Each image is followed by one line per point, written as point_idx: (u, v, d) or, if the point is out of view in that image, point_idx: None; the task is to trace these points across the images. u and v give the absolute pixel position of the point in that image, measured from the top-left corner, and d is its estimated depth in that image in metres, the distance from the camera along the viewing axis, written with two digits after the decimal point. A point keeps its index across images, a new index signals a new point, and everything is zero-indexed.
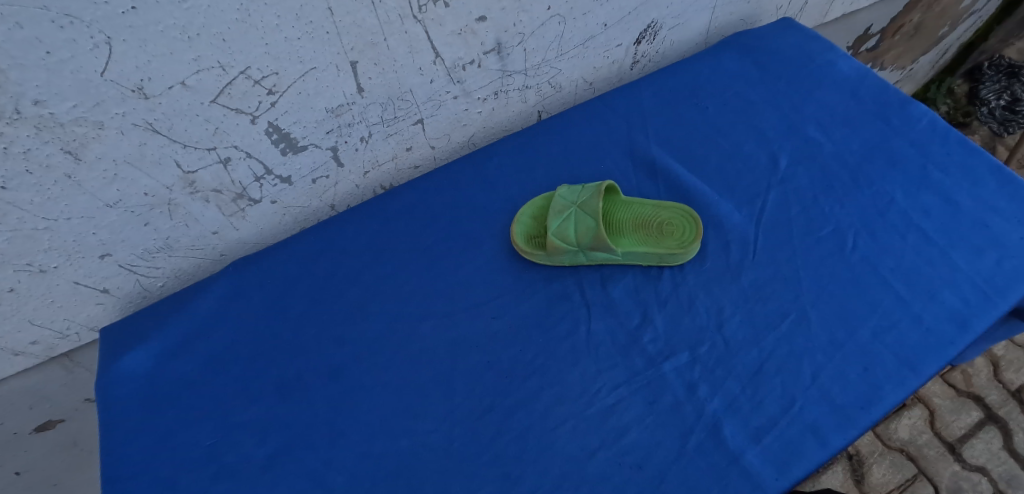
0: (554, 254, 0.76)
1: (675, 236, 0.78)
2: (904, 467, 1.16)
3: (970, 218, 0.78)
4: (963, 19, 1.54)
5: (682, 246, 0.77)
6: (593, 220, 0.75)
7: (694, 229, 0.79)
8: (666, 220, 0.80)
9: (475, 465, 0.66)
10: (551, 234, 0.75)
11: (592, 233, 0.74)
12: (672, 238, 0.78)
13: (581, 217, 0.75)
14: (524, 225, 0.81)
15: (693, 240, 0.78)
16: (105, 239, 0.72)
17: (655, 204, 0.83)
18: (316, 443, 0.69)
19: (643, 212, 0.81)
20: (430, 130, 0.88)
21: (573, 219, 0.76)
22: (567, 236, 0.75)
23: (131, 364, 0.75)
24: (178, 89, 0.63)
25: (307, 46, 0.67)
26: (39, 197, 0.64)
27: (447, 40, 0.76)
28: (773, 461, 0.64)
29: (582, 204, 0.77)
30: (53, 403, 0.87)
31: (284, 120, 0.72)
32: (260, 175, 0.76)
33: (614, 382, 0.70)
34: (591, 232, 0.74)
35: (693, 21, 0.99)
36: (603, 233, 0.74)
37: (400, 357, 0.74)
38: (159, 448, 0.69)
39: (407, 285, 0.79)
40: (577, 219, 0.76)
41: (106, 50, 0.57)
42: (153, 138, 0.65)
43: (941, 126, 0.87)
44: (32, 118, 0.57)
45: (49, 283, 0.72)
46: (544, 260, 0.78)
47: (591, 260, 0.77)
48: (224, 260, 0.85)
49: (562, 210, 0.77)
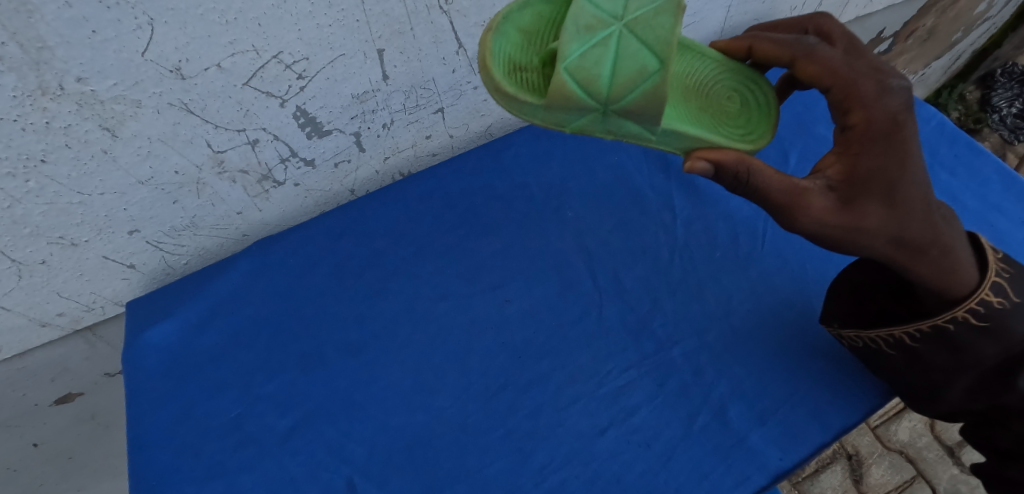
0: (556, 108, 0.57)
1: (709, 115, 0.67)
2: (903, 468, 1.18)
3: (974, 218, 0.81)
4: (977, 25, 1.56)
5: (709, 51, 0.71)
6: (633, 57, 0.55)
7: (746, 69, 0.73)
8: (699, 94, 0.68)
9: (491, 439, 0.69)
10: (567, 62, 0.55)
11: (647, 78, 0.56)
12: (705, 115, 0.67)
13: (615, 47, 0.56)
14: (508, 48, 0.61)
15: (728, 126, 0.67)
16: (135, 214, 0.75)
17: (692, 73, 0.69)
18: (336, 417, 0.71)
19: (676, 74, 0.68)
20: (449, 119, 0.90)
21: (604, 48, 0.55)
22: (601, 69, 0.55)
23: (156, 335, 0.78)
24: (214, 71, 0.65)
25: (337, 33, 0.69)
26: (75, 173, 0.66)
27: (471, 32, 0.79)
28: (776, 442, 0.67)
29: (630, 25, 0.56)
30: (75, 376, 0.91)
31: (311, 104, 0.75)
32: (285, 157, 0.79)
33: (625, 364, 0.72)
34: (641, 82, 0.56)
35: (709, 19, 1.01)
36: (665, 82, 0.55)
37: (417, 334, 0.76)
38: (184, 416, 0.72)
39: (425, 266, 0.81)
40: (609, 50, 0.56)
41: (148, 31, 0.59)
42: (187, 118, 0.68)
43: (949, 128, 0.89)
44: (74, 95, 0.60)
45: (78, 256, 0.75)
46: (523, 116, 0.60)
47: (606, 124, 0.60)
48: (246, 240, 0.88)
49: (600, 25, 0.56)
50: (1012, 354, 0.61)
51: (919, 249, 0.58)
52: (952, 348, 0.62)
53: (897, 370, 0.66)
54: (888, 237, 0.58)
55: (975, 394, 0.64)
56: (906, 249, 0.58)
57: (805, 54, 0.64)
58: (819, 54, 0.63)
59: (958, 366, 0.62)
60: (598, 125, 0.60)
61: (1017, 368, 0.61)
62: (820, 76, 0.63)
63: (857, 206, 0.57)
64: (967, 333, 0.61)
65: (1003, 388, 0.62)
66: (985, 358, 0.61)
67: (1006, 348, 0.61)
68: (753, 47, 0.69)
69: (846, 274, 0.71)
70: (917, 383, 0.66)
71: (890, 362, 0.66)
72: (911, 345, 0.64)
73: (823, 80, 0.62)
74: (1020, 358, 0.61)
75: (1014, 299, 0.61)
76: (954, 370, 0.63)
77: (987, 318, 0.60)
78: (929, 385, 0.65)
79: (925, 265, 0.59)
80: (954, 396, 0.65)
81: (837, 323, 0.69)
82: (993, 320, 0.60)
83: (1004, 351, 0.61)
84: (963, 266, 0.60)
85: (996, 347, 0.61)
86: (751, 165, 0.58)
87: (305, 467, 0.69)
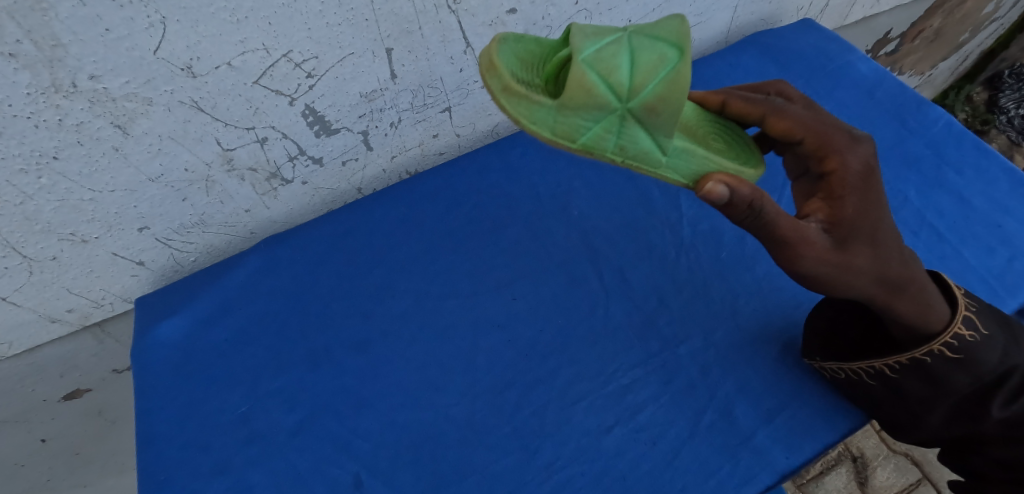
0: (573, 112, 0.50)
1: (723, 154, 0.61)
2: (908, 471, 1.19)
3: (982, 218, 0.81)
4: (984, 26, 1.56)
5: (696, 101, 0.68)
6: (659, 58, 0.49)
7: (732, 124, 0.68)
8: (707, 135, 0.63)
9: (497, 436, 0.69)
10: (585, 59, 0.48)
11: (670, 66, 0.49)
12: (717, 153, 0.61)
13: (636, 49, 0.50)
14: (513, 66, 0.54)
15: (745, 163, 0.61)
16: (145, 211, 0.75)
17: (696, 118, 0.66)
18: (343, 413, 0.72)
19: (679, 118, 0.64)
20: (456, 118, 0.90)
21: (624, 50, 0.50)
22: (620, 60, 0.49)
23: (165, 332, 0.78)
24: (224, 69, 0.66)
25: (346, 32, 0.70)
26: (86, 169, 0.67)
27: (478, 31, 0.79)
28: (782, 441, 0.67)
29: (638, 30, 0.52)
30: (83, 372, 0.92)
31: (320, 103, 0.75)
32: (293, 155, 0.79)
33: (631, 363, 0.72)
34: (660, 77, 0.49)
35: (716, 19, 1.01)
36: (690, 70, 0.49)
37: (423, 331, 0.76)
38: (192, 412, 0.73)
39: (432, 264, 0.82)
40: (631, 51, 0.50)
41: (161, 29, 0.60)
42: (197, 116, 0.68)
43: (956, 128, 0.89)
44: (87, 92, 0.60)
45: (89, 253, 0.76)
46: (525, 121, 0.51)
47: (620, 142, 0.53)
48: (254, 238, 0.88)
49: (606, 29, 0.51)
50: (985, 382, 0.61)
51: (900, 289, 0.58)
52: (926, 377, 0.62)
53: (877, 399, 0.66)
54: (873, 278, 0.57)
55: (954, 424, 0.64)
56: (889, 289, 0.58)
57: (773, 111, 0.63)
58: (789, 111, 0.62)
59: (935, 395, 0.62)
60: (609, 141, 0.52)
61: (992, 396, 0.61)
62: (791, 130, 0.62)
63: (847, 248, 0.56)
64: (941, 363, 0.61)
65: (980, 415, 0.62)
66: (960, 387, 0.61)
67: (977, 377, 0.61)
68: (727, 102, 0.66)
69: (820, 307, 0.70)
70: (895, 411, 0.66)
71: (871, 393, 0.66)
72: (891, 376, 0.64)
73: (795, 134, 0.61)
74: (995, 387, 0.61)
75: (983, 332, 0.62)
76: (932, 400, 0.62)
77: (960, 351, 0.61)
78: (908, 413, 0.65)
79: (905, 304, 0.59)
80: (933, 425, 0.64)
81: (819, 356, 0.68)
82: (966, 351, 0.61)
83: (977, 381, 0.61)
84: (934, 301, 0.61)
85: (969, 376, 0.61)
86: (765, 204, 0.52)
87: (312, 463, 0.69)
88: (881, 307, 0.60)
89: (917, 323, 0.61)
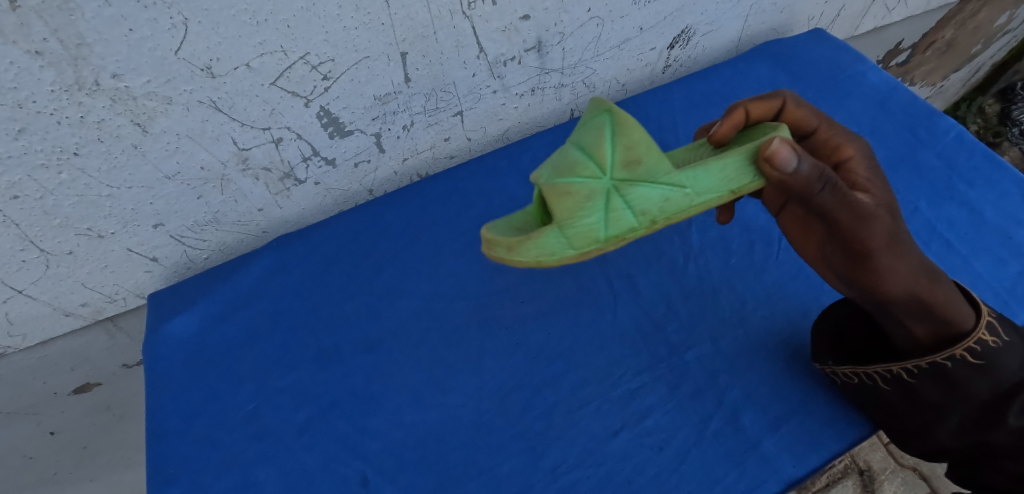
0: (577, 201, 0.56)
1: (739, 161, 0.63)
2: (917, 486, 1.18)
3: (993, 230, 0.81)
4: (997, 38, 1.56)
5: None
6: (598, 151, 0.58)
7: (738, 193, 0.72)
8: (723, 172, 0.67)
9: (504, 438, 0.70)
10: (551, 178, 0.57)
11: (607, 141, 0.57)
12: None
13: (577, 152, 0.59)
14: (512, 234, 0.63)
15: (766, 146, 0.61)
16: (161, 208, 0.77)
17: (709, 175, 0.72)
18: (353, 413, 0.72)
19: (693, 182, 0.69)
20: (468, 122, 0.91)
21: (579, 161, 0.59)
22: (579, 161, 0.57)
23: (177, 327, 0.79)
24: (243, 70, 0.67)
25: (363, 35, 0.71)
26: (106, 166, 0.68)
27: (492, 36, 0.80)
28: (789, 449, 0.67)
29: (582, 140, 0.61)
30: (93, 367, 0.93)
31: (334, 105, 0.76)
32: (307, 155, 0.81)
33: (638, 368, 0.73)
34: (610, 139, 0.57)
35: (727, 28, 1.02)
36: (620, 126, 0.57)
37: (433, 332, 0.77)
38: (203, 407, 0.74)
39: (442, 265, 0.83)
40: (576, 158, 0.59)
41: (182, 30, 0.61)
42: (215, 116, 0.70)
43: (968, 139, 0.90)
44: (109, 90, 0.62)
45: (104, 248, 0.77)
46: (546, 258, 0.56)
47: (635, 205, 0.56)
48: (266, 237, 0.90)
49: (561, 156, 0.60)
50: (1003, 391, 0.61)
51: (936, 276, 0.61)
52: (944, 383, 0.62)
53: (889, 405, 0.66)
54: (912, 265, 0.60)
55: (969, 435, 0.63)
56: (927, 278, 0.61)
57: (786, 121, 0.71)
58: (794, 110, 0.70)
59: (950, 402, 0.62)
60: (625, 216, 0.56)
61: (1011, 408, 0.60)
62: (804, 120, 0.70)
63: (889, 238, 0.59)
64: (961, 368, 0.61)
65: (996, 426, 0.61)
66: (978, 394, 0.61)
67: (996, 386, 0.61)
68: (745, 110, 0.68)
69: (830, 313, 0.71)
70: (907, 419, 0.65)
71: (884, 399, 0.66)
72: (907, 381, 0.64)
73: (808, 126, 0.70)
74: (1014, 396, 0.61)
75: (1005, 338, 0.62)
76: (947, 406, 0.62)
77: (981, 356, 0.61)
78: (921, 421, 0.64)
79: (943, 293, 0.61)
80: (945, 434, 0.64)
81: (832, 360, 0.69)
82: (987, 357, 0.61)
83: (995, 389, 0.61)
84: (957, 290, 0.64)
85: (988, 385, 0.61)
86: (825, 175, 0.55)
87: (319, 461, 0.70)
88: (924, 299, 0.60)
89: (945, 319, 0.61)
